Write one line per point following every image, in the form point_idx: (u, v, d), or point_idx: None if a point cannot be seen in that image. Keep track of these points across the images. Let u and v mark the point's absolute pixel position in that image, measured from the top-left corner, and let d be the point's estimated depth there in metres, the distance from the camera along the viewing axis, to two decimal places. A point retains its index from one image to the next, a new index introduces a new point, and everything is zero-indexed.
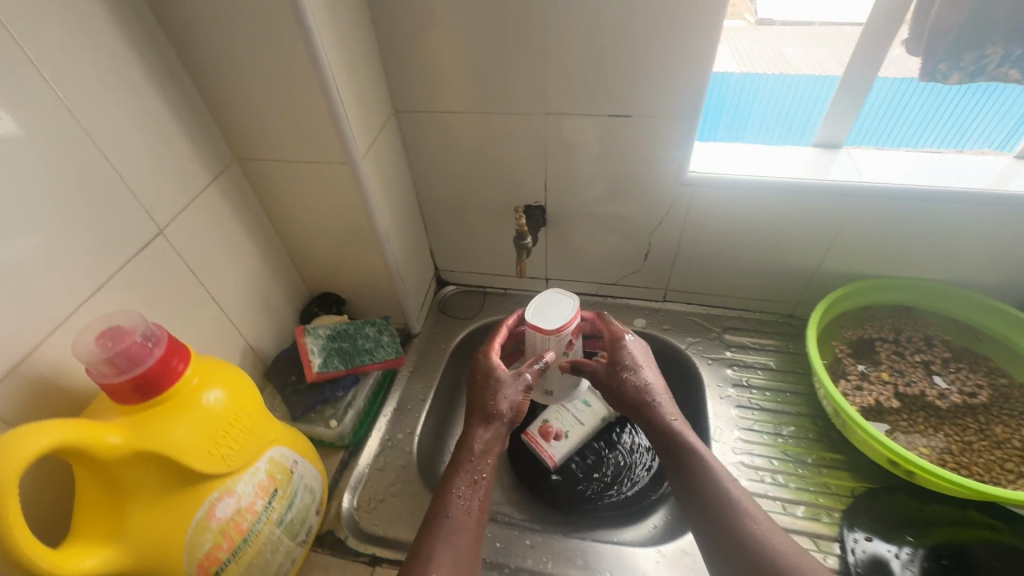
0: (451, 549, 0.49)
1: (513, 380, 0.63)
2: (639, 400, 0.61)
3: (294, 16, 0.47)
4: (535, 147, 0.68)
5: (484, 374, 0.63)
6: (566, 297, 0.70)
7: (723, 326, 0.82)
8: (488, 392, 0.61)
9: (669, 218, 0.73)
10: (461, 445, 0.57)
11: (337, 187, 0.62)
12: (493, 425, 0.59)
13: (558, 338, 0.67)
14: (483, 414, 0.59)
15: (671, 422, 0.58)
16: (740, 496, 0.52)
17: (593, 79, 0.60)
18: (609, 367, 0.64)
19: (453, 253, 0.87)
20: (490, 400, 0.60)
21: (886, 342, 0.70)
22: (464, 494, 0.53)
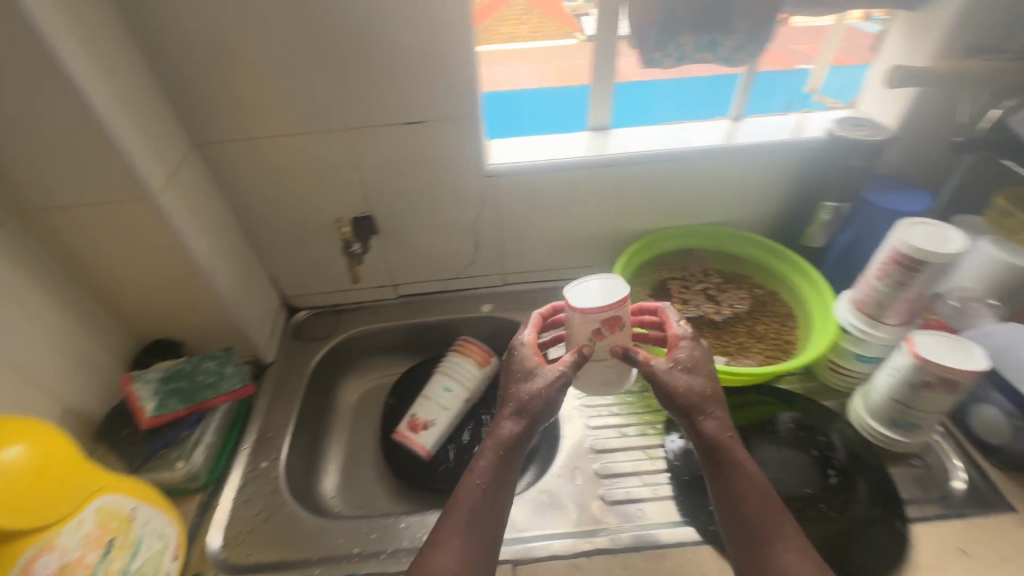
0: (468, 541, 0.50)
1: (550, 372, 0.57)
2: (684, 405, 0.55)
3: (44, 56, 0.47)
4: (347, 161, 0.73)
5: (519, 363, 0.59)
6: (609, 279, 0.58)
7: (558, 295, 0.92)
8: (522, 385, 0.58)
9: (485, 208, 0.82)
10: (491, 434, 0.56)
11: (139, 224, 0.61)
12: (525, 421, 0.55)
13: (581, 320, 0.56)
14: (523, 408, 0.56)
15: (715, 434, 0.54)
16: (778, 519, 0.50)
17: (381, 92, 0.67)
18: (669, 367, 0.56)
19: (297, 278, 0.88)
20: (526, 395, 0.57)
21: (676, 280, 0.84)
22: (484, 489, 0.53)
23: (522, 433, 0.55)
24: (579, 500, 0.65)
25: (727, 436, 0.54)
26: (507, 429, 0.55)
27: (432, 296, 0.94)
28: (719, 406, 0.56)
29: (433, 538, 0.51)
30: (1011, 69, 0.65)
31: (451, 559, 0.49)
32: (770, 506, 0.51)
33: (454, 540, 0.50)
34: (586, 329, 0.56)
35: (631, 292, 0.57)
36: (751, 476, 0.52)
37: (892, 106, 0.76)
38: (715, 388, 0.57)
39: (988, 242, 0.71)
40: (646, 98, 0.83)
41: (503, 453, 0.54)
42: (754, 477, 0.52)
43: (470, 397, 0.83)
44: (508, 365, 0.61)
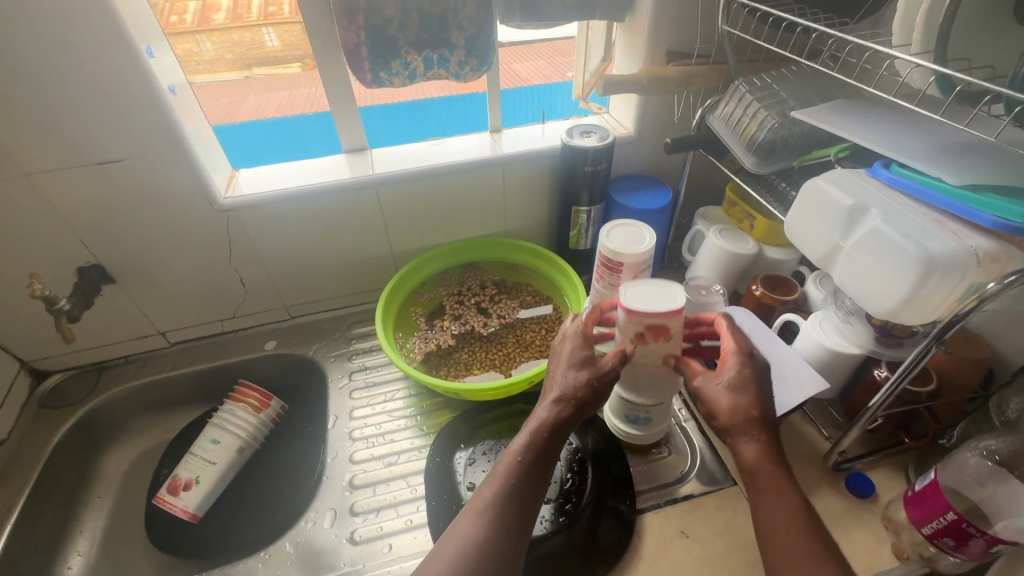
0: (498, 524, 0.48)
1: (607, 363, 0.54)
2: (731, 418, 0.49)
3: None
4: (45, 208, 0.65)
5: (569, 351, 0.56)
6: (665, 287, 0.55)
7: (348, 324, 0.89)
8: (572, 371, 0.55)
9: (237, 243, 0.76)
10: (533, 423, 0.54)
11: None
12: (561, 409, 0.53)
13: (626, 322, 0.53)
14: (575, 393, 0.54)
15: (761, 461, 0.47)
16: (812, 550, 0.44)
17: (55, 132, 0.60)
18: (726, 382, 0.50)
19: (32, 339, 0.77)
20: (570, 382, 0.54)
21: (453, 296, 0.84)
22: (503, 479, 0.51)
23: (564, 419, 0.53)
24: (328, 545, 0.62)
25: (769, 463, 0.47)
26: (543, 413, 0.54)
27: (211, 338, 0.87)
28: (767, 429, 0.48)
29: (466, 509, 0.50)
30: (698, 73, 0.70)
31: (488, 528, 0.48)
32: (810, 541, 0.44)
33: (487, 513, 0.49)
34: (629, 330, 0.54)
35: (686, 306, 0.53)
36: (800, 503, 0.46)
37: (627, 110, 0.80)
38: (768, 409, 0.49)
39: (713, 232, 0.76)
40: (398, 118, 0.83)
41: (541, 436, 0.53)
42: (795, 503, 0.46)
43: (244, 446, 0.77)
44: (558, 347, 0.59)
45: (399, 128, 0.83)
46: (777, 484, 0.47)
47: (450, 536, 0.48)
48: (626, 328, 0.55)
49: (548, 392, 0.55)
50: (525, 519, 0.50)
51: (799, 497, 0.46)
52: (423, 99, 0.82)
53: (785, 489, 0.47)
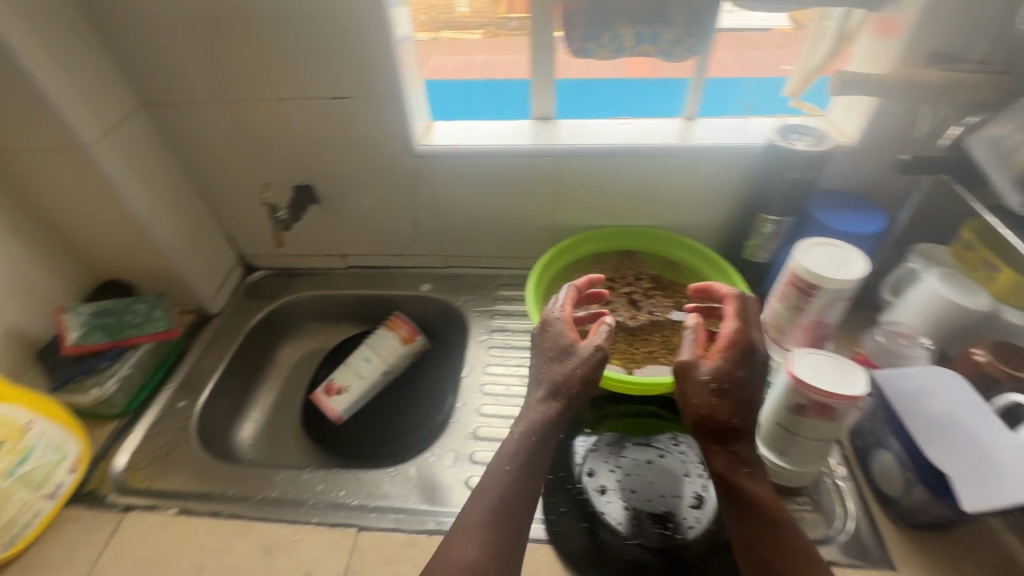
0: (485, 539, 0.48)
1: (588, 352, 0.57)
2: (704, 419, 0.52)
3: None
4: (283, 130, 0.77)
5: (551, 339, 0.60)
6: (852, 371, 0.53)
7: (496, 285, 0.93)
8: (556, 365, 0.58)
9: (420, 188, 0.83)
10: (521, 427, 0.56)
11: (77, 171, 0.68)
12: (551, 404, 0.56)
13: (789, 387, 0.54)
14: (561, 386, 0.57)
15: (736, 468, 0.50)
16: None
17: (305, 65, 0.70)
18: (707, 383, 0.51)
19: (250, 238, 0.93)
20: (558, 376, 0.57)
21: (604, 280, 0.83)
22: (512, 476, 0.52)
23: (553, 413, 0.56)
24: (446, 482, 0.67)
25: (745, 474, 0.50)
26: (534, 415, 0.56)
27: (379, 270, 0.97)
28: (740, 436, 0.51)
29: (453, 530, 0.49)
30: (970, 82, 0.58)
31: (475, 548, 0.47)
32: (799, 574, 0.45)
33: (473, 534, 0.48)
34: (789, 396, 0.54)
35: (864, 396, 0.50)
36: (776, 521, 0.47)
37: (853, 116, 0.69)
38: (743, 417, 0.51)
39: (933, 276, 0.64)
40: (594, 94, 0.82)
41: (529, 442, 0.54)
42: (782, 525, 0.47)
43: (388, 370, 0.86)
44: (540, 341, 0.62)
45: (592, 104, 0.81)
46: (759, 503, 0.48)
47: (445, 561, 0.47)
48: (788, 393, 0.55)
49: (535, 389, 0.58)
50: (516, 539, 0.49)
51: (773, 507, 0.49)
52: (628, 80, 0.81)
53: (765, 504, 0.48)
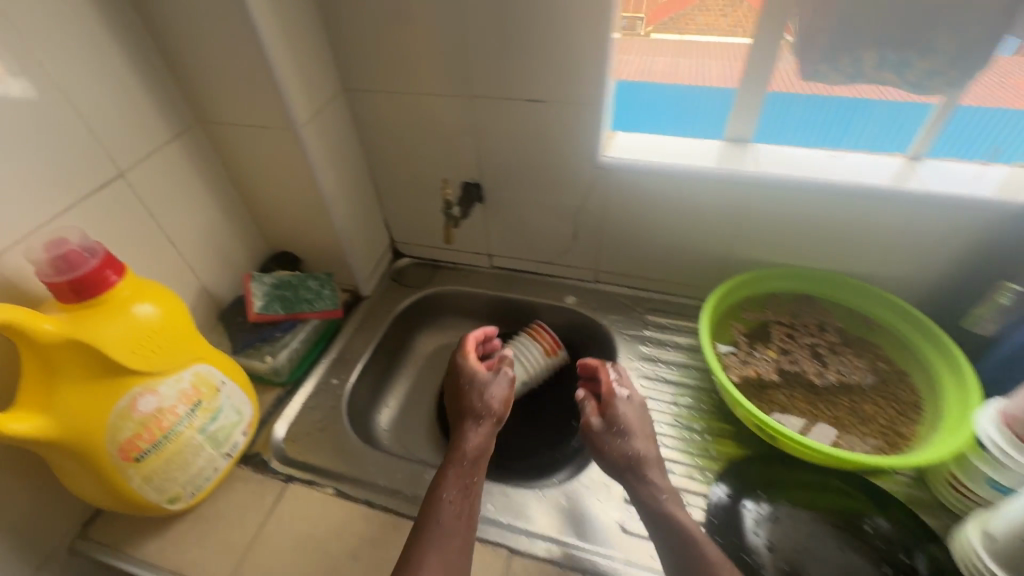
0: (439, 556, 0.52)
1: (500, 379, 0.70)
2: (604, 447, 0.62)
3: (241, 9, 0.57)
4: (468, 129, 0.76)
5: (466, 374, 0.71)
6: None
7: (645, 308, 0.88)
8: (483, 400, 0.68)
9: (591, 200, 0.79)
10: (455, 453, 0.62)
11: (282, 150, 0.71)
12: (483, 424, 0.65)
13: None
14: (471, 415, 0.66)
15: (645, 485, 0.58)
16: None
17: (508, 66, 0.68)
18: (599, 428, 0.63)
19: (406, 226, 0.94)
20: (478, 403, 0.67)
21: (781, 325, 0.75)
22: (455, 498, 0.57)
23: (486, 436, 0.64)
24: (597, 517, 0.63)
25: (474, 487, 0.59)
26: (472, 443, 0.63)
27: (523, 275, 0.95)
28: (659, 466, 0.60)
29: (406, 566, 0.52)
30: None
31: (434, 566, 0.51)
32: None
33: (443, 551, 0.53)
34: None
35: None
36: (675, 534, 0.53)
37: None
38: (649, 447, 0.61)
39: None
40: (804, 115, 0.72)
41: (464, 465, 0.61)
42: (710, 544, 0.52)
43: (528, 382, 0.84)
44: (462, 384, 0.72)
45: (798, 127, 0.73)
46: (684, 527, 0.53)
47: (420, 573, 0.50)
48: None
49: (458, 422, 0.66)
50: (461, 555, 0.53)
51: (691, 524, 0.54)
52: (854, 99, 0.68)
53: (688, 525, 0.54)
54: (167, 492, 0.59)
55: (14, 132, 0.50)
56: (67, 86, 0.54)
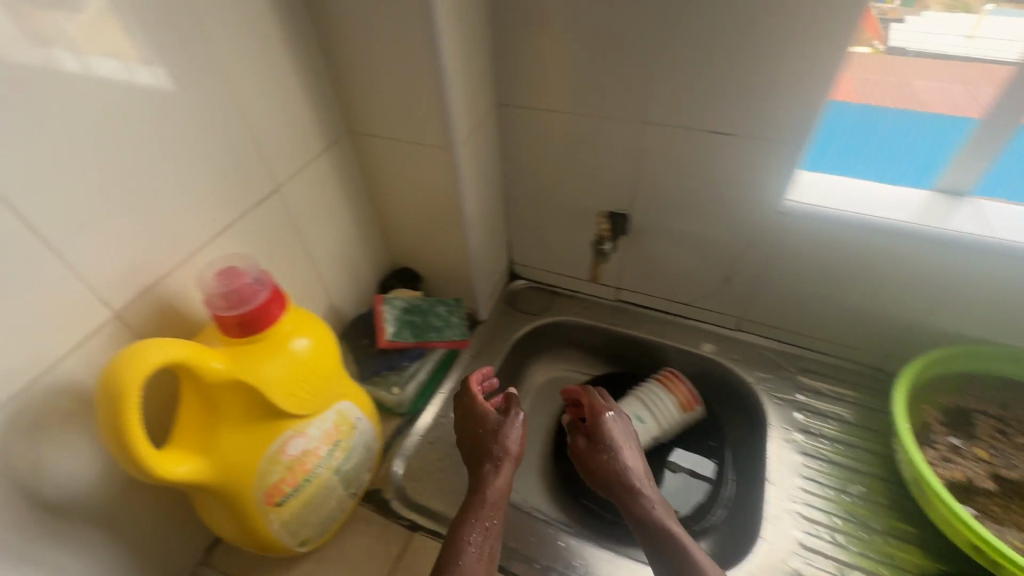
0: None
1: (514, 418, 0.65)
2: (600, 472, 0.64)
3: (426, 21, 0.51)
4: (627, 155, 0.68)
5: (472, 407, 0.66)
6: None
7: (797, 367, 0.78)
8: (492, 435, 0.63)
9: (759, 245, 0.70)
10: (477, 499, 0.59)
11: (431, 168, 0.65)
12: (502, 466, 0.61)
13: None
14: (489, 457, 0.62)
15: (636, 502, 0.59)
16: None
17: (696, 92, 0.59)
18: (583, 446, 0.66)
19: (530, 248, 0.88)
20: (495, 442, 0.63)
21: (988, 416, 0.64)
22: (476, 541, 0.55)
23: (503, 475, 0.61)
24: None
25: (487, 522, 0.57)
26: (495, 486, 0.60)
27: (652, 313, 0.87)
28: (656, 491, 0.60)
29: None
30: None
31: None
32: None
33: None
34: None
35: None
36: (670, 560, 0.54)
37: None
38: (637, 463, 0.63)
39: None
40: None
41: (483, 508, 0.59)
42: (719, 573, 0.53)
43: (659, 436, 0.76)
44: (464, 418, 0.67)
45: None
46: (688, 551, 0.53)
47: None
48: None
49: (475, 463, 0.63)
50: None
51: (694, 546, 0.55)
52: None
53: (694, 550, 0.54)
54: (299, 535, 0.55)
55: (190, 147, 0.47)
56: (241, 97, 0.50)
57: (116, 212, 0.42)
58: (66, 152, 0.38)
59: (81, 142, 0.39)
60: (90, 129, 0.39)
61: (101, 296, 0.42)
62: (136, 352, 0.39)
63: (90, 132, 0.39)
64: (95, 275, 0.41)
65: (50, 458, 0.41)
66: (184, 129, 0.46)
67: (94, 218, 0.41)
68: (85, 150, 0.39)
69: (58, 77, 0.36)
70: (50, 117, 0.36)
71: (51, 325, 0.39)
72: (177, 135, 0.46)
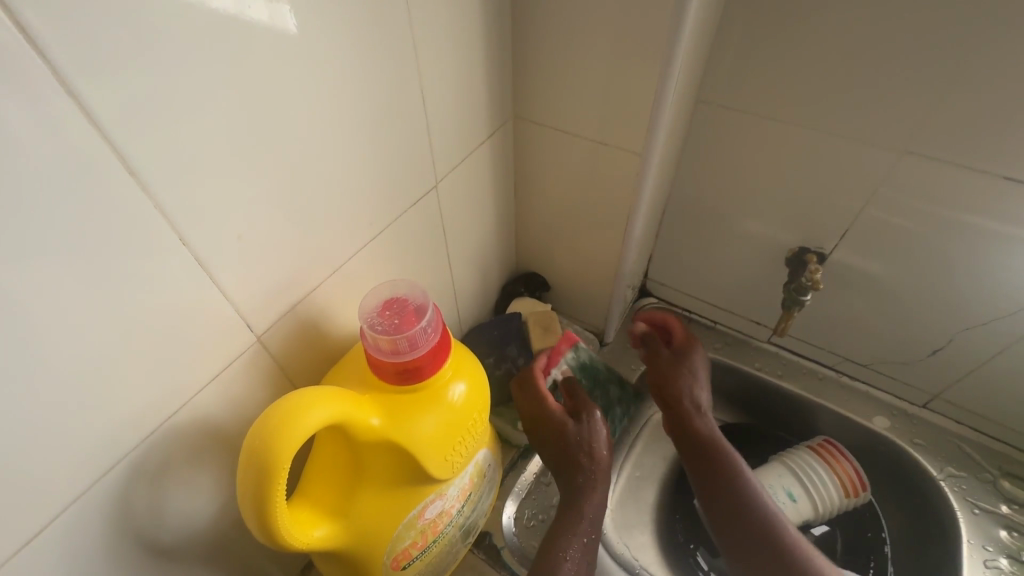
0: None
1: (596, 417, 0.54)
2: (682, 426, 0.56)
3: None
4: (861, 186, 0.54)
5: (544, 406, 0.54)
6: None
7: (1000, 468, 0.63)
8: (572, 432, 0.53)
9: (1004, 321, 0.55)
10: (568, 513, 0.50)
11: (609, 174, 0.54)
12: (599, 476, 0.52)
13: None
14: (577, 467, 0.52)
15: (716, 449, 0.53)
16: None
17: (1002, 128, 0.45)
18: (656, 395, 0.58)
19: (676, 266, 0.75)
20: (584, 446, 0.52)
21: None
22: (575, 556, 0.47)
23: (598, 481, 0.52)
24: None
25: (583, 537, 0.49)
26: (593, 501, 0.51)
27: (810, 365, 0.73)
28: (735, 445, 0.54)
29: None
30: None
31: None
32: None
33: None
34: None
35: None
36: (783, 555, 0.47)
37: None
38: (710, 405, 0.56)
39: None
40: None
41: (582, 524, 0.49)
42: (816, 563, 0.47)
43: (812, 517, 0.64)
44: (534, 419, 0.54)
45: None
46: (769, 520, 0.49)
47: None
48: None
49: (563, 473, 0.52)
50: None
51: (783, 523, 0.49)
52: None
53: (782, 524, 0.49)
54: None
55: (364, 137, 0.37)
56: (423, 72, 0.40)
57: (276, 220, 0.33)
58: (237, 147, 0.29)
59: (253, 135, 0.30)
60: (265, 117, 0.30)
61: (247, 317, 0.34)
62: (289, 407, 0.31)
63: (265, 120, 0.30)
64: (242, 296, 0.33)
65: (173, 501, 0.35)
66: (361, 116, 0.36)
67: (254, 228, 0.32)
68: (257, 144, 0.30)
69: (243, 48, 0.27)
70: (227, 102, 0.27)
71: (191, 353, 0.32)
72: (352, 123, 0.36)
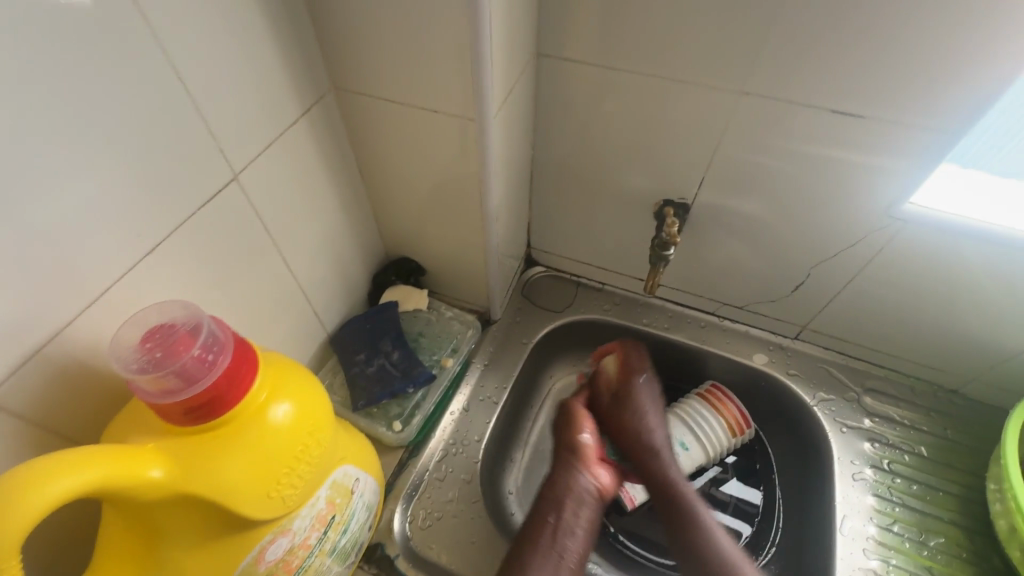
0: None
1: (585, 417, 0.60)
2: (640, 476, 0.60)
3: None
4: (708, 132, 0.53)
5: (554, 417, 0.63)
6: None
7: (863, 385, 0.67)
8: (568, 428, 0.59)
9: (849, 253, 0.58)
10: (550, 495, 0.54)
11: (450, 144, 0.49)
12: (584, 465, 0.56)
13: None
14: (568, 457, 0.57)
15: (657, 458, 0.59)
16: None
17: (818, 61, 0.45)
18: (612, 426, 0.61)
19: (556, 231, 0.73)
20: (574, 437, 0.58)
21: None
22: (554, 525, 0.52)
23: (580, 469, 0.56)
24: None
25: (568, 524, 0.52)
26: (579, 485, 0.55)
27: (693, 313, 0.74)
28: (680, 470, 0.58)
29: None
30: None
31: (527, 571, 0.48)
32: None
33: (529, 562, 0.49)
34: None
35: None
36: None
37: None
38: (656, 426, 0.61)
39: None
40: None
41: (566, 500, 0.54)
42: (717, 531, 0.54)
43: (704, 462, 0.66)
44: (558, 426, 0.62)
45: None
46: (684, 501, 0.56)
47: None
48: None
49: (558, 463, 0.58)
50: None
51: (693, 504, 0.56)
52: None
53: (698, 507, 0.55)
54: None
55: (91, 128, 0.30)
56: (167, 39, 0.32)
57: None
58: None
59: None
60: None
61: None
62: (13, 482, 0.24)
63: None
64: None
65: None
66: (74, 104, 0.29)
67: None
68: None
69: None
70: None
71: None
72: (61, 113, 0.28)
